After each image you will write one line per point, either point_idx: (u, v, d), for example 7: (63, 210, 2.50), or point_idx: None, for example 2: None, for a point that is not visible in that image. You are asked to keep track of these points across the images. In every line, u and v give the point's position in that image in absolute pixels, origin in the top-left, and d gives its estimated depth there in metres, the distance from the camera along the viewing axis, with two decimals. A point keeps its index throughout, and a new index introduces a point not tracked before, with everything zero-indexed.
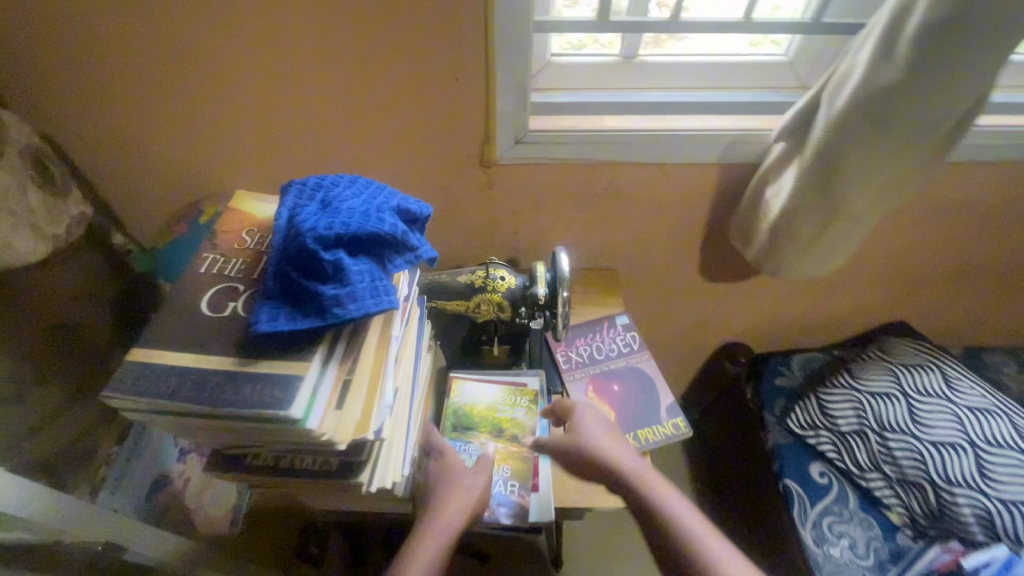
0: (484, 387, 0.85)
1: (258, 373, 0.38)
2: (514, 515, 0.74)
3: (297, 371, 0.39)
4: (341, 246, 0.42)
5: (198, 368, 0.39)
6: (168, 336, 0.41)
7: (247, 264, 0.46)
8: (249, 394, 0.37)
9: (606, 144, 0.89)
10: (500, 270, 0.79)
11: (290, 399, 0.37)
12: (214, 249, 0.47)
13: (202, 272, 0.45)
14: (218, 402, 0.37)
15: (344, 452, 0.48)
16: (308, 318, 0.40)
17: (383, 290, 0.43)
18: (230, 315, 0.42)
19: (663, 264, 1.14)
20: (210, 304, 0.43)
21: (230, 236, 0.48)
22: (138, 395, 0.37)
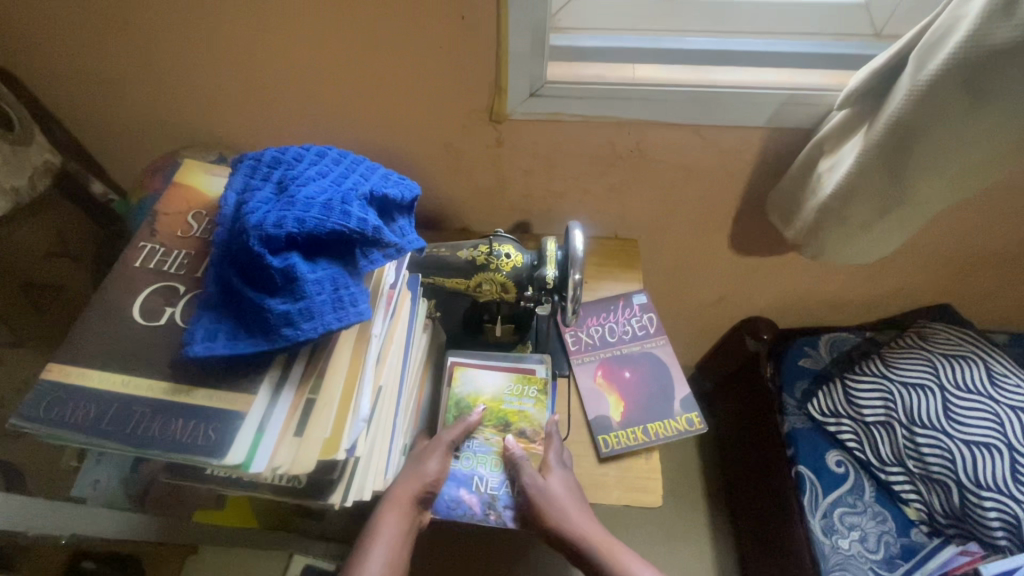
0: (488, 375, 0.78)
1: (191, 406, 0.36)
2: (519, 518, 0.70)
3: (236, 407, 0.37)
4: (295, 248, 0.35)
5: (125, 397, 0.36)
6: (97, 352, 0.37)
7: (193, 258, 0.42)
8: (179, 433, 0.36)
9: (635, 101, 0.76)
10: (505, 246, 0.70)
11: (226, 445, 0.35)
12: (153, 237, 0.42)
13: (139, 264, 0.41)
14: (142, 440, 0.35)
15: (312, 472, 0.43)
16: (253, 340, 0.33)
17: (348, 303, 0.35)
18: (167, 324, 0.39)
19: (689, 235, 1.04)
20: (144, 310, 0.39)
21: (173, 219, 0.44)
22: (58, 425, 0.35)
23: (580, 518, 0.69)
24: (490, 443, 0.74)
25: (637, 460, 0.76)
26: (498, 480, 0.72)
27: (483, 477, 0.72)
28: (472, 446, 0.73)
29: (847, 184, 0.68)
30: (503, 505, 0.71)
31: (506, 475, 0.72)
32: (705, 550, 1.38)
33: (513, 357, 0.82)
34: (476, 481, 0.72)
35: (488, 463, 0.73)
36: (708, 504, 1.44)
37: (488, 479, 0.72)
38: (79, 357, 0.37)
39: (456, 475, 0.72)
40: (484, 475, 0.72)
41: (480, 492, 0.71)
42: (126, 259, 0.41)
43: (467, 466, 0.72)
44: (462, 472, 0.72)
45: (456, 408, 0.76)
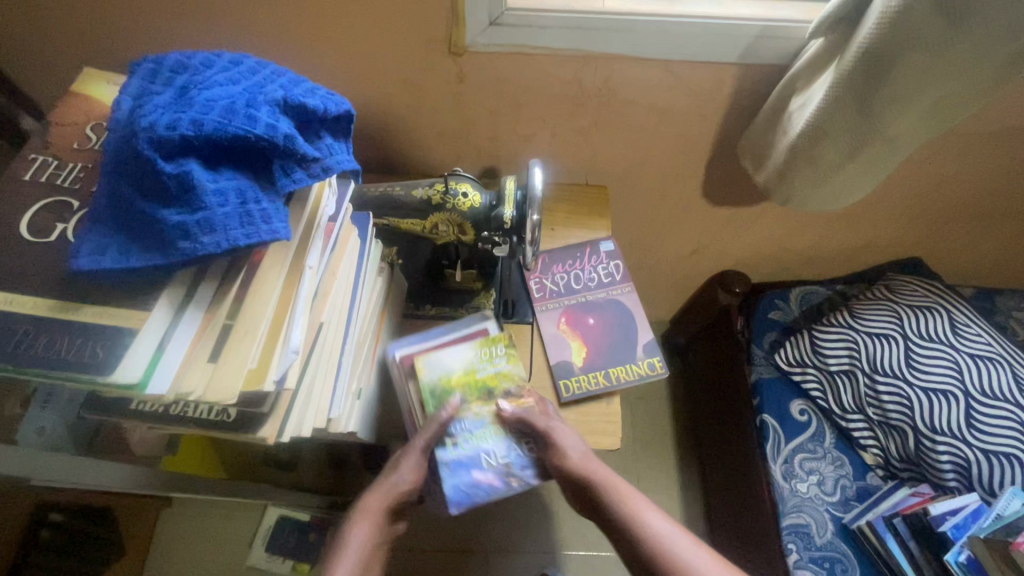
0: (452, 350, 0.73)
1: (78, 324, 0.34)
2: (540, 472, 0.69)
3: (128, 325, 0.34)
4: (193, 154, 0.32)
5: (4, 313, 0.34)
6: None
7: (89, 171, 0.39)
8: (63, 351, 0.33)
9: (601, 31, 0.72)
10: (462, 185, 0.67)
11: (114, 363, 0.33)
12: (45, 149, 0.40)
13: (27, 179, 0.38)
14: (22, 357, 0.32)
15: (238, 403, 0.41)
16: (146, 254, 0.31)
17: (257, 217, 0.33)
18: (56, 240, 0.36)
19: (661, 183, 1.01)
20: (31, 224, 0.36)
21: (69, 131, 0.41)
22: None
23: (597, 466, 0.68)
24: (483, 417, 0.71)
25: (598, 405, 0.76)
26: (505, 448, 0.69)
27: (490, 452, 0.69)
28: (467, 427, 0.70)
29: (819, 120, 0.66)
30: (521, 468, 0.69)
31: (512, 439, 0.70)
32: (673, 497, 1.42)
33: (462, 321, 0.78)
34: (485, 459, 0.69)
35: (489, 436, 0.70)
36: (678, 454, 1.47)
37: (496, 451, 0.69)
38: None
39: (463, 461, 0.68)
40: (492, 449, 0.69)
41: (492, 466, 0.69)
42: (15, 172, 0.38)
43: (470, 448, 0.69)
44: (467, 455, 0.69)
45: (433, 395, 0.71)
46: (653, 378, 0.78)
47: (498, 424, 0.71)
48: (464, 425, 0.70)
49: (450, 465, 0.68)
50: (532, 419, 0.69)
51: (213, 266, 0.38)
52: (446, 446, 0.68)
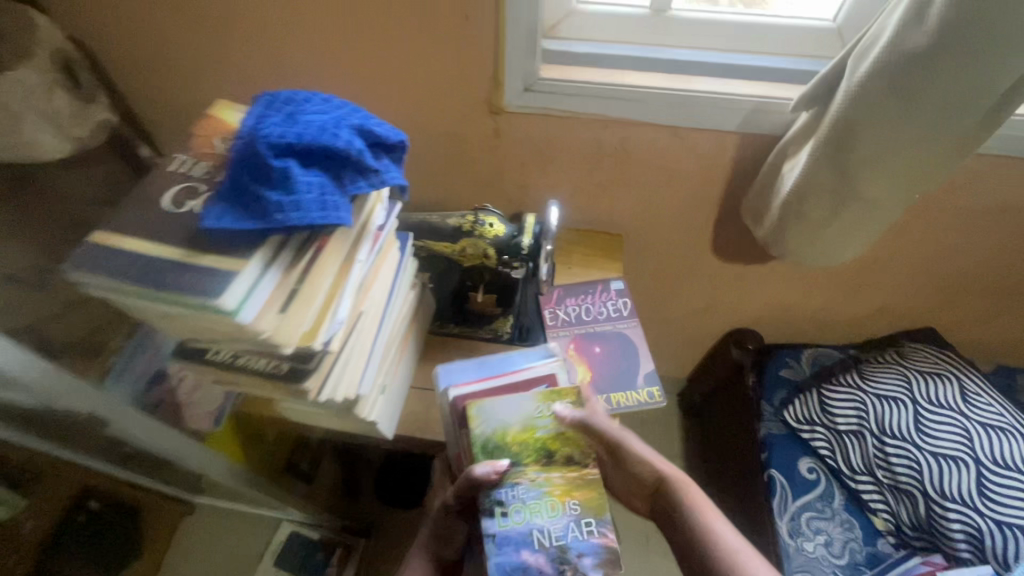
0: (510, 403, 0.71)
1: (197, 266, 0.42)
2: (601, 563, 0.64)
3: (234, 268, 0.42)
4: (293, 156, 0.44)
5: (147, 256, 0.42)
6: (131, 225, 0.44)
7: (213, 165, 0.48)
8: (185, 282, 0.41)
9: (618, 101, 0.85)
10: (489, 217, 0.79)
11: (222, 291, 0.41)
12: (186, 150, 0.50)
13: (172, 170, 0.48)
14: (159, 285, 0.41)
15: (292, 357, 0.51)
16: (252, 221, 0.43)
17: (332, 206, 0.44)
18: (186, 212, 0.45)
19: (674, 236, 1.11)
20: (170, 200, 0.46)
21: (203, 139, 0.51)
22: (95, 272, 0.42)
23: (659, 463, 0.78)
24: (538, 485, 0.68)
25: None
26: (561, 529, 0.65)
27: (543, 530, 0.65)
28: (518, 497, 0.67)
29: (806, 180, 0.75)
30: (579, 556, 0.65)
31: (571, 516, 0.66)
32: None
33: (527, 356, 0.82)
34: (537, 537, 0.65)
35: (544, 511, 0.67)
36: None
37: (550, 530, 0.65)
38: (120, 229, 0.44)
39: (512, 537, 0.65)
40: (545, 527, 0.65)
41: (546, 548, 0.65)
42: (164, 162, 0.50)
43: (520, 523, 0.66)
44: (517, 531, 0.65)
45: (485, 451, 0.69)
46: (652, 406, 0.84)
47: (555, 498, 0.67)
48: (516, 493, 0.67)
49: (497, 538, 0.65)
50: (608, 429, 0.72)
51: (298, 234, 0.46)
52: (494, 517, 0.66)
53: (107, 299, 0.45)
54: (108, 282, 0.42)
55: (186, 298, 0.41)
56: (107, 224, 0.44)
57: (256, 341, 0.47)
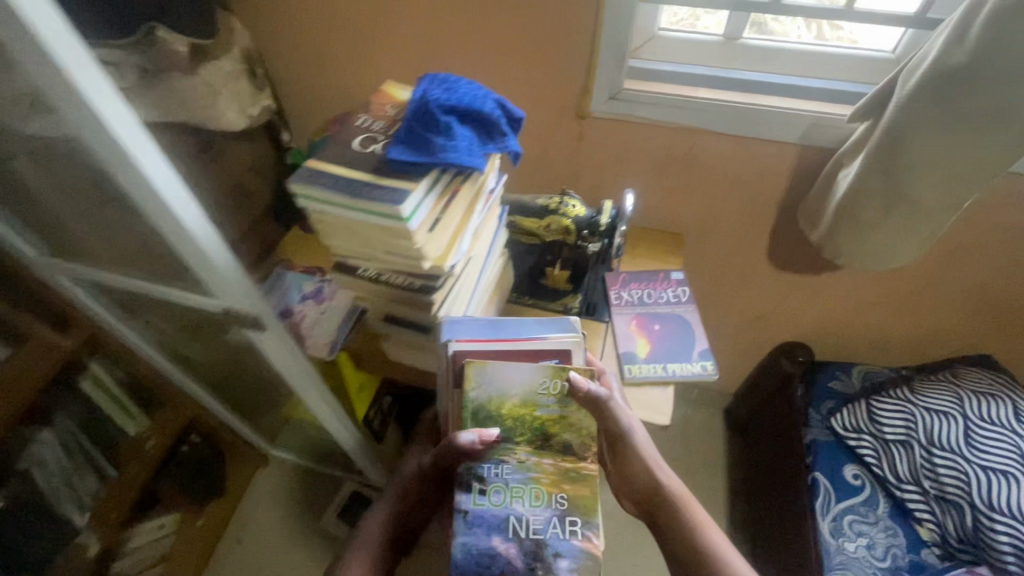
0: (513, 373, 0.72)
1: (383, 184, 0.56)
2: (576, 568, 0.65)
3: (407, 187, 0.56)
4: (452, 115, 0.59)
5: (348, 174, 0.57)
6: (333, 156, 0.60)
7: (388, 122, 0.64)
8: (376, 193, 0.55)
9: (691, 111, 0.98)
10: (573, 200, 0.93)
11: (402, 200, 0.54)
12: (367, 112, 0.66)
13: (358, 123, 0.64)
14: (357, 194, 0.55)
15: (426, 274, 0.65)
16: (422, 157, 0.57)
17: (476, 153, 0.59)
18: (371, 150, 0.60)
19: (732, 242, 1.20)
20: (358, 142, 0.62)
21: (378, 105, 0.67)
22: (311, 183, 0.57)
23: (658, 466, 0.81)
24: (525, 469, 0.70)
25: (654, 390, 0.92)
26: (540, 522, 0.67)
27: (521, 518, 0.67)
28: (499, 478, 0.69)
29: (858, 184, 0.84)
30: (555, 556, 0.66)
31: (552, 512, 0.67)
32: None
33: (541, 327, 0.80)
34: (514, 524, 0.67)
35: (527, 497, 0.68)
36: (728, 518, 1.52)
37: (528, 520, 0.67)
38: (328, 157, 0.60)
39: (486, 519, 0.67)
40: (523, 514, 0.67)
41: (520, 537, 0.66)
42: (351, 118, 0.65)
43: (499, 506, 0.68)
44: (495, 514, 0.67)
45: (478, 421, 0.72)
46: (705, 378, 0.93)
47: (542, 488, 0.69)
48: (498, 473, 0.69)
49: (470, 517, 0.67)
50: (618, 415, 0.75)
51: (449, 172, 0.60)
52: (471, 495, 0.68)
53: (309, 209, 0.60)
54: (323, 193, 0.57)
55: (381, 208, 0.55)
56: (312, 157, 0.61)
57: (409, 251, 0.61)
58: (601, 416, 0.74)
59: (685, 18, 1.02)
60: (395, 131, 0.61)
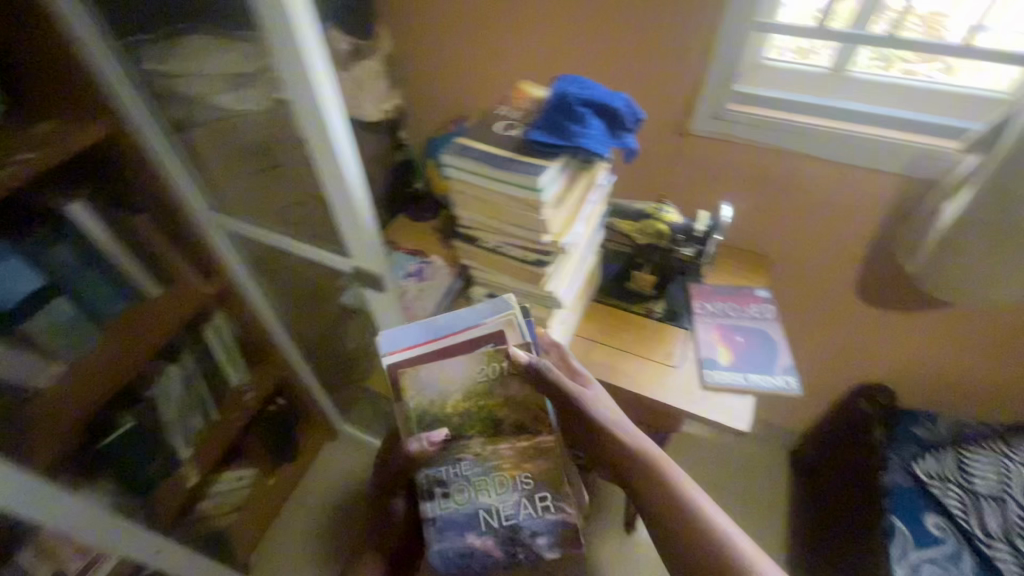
0: (450, 366, 0.79)
1: (522, 160, 0.65)
2: (552, 537, 0.82)
3: (543, 164, 0.64)
4: (585, 107, 0.67)
5: (492, 150, 0.66)
6: (478, 135, 0.69)
7: (525, 112, 0.73)
8: (516, 166, 0.64)
9: (791, 135, 1.02)
10: (668, 208, 0.99)
11: (538, 173, 0.63)
12: (506, 103, 0.76)
13: (499, 112, 0.74)
14: (500, 166, 0.64)
15: (541, 248, 0.73)
16: (558, 141, 0.65)
17: (604, 143, 0.66)
18: (511, 133, 0.69)
19: (818, 270, 1.21)
20: (500, 125, 0.71)
21: (515, 99, 0.76)
22: (461, 154, 0.66)
23: (622, 427, 0.79)
24: (480, 461, 0.82)
25: (734, 397, 0.93)
26: (505, 510, 0.81)
27: (488, 509, 0.81)
28: (460, 478, 0.82)
29: (964, 216, 0.85)
30: (531, 534, 0.81)
31: (513, 500, 0.82)
32: None
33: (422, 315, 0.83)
34: (483, 513, 0.81)
35: (491, 488, 0.82)
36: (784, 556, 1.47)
37: (494, 508, 0.81)
38: (475, 136, 0.69)
39: (460, 521, 0.81)
40: (490, 505, 0.81)
41: (490, 524, 0.81)
42: (492, 109, 0.74)
43: (466, 506, 0.82)
44: (465, 513, 0.81)
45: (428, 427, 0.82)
46: (788, 393, 0.93)
47: (505, 476, 0.82)
48: (459, 473, 0.82)
49: (443, 522, 0.81)
50: (557, 379, 0.77)
51: (576, 158, 0.68)
52: (438, 505, 0.81)
53: (452, 178, 0.69)
54: (468, 165, 0.66)
55: (520, 180, 0.63)
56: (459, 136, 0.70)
57: (533, 223, 0.68)
58: (544, 381, 0.77)
59: (793, 48, 1.06)
60: (532, 119, 0.70)
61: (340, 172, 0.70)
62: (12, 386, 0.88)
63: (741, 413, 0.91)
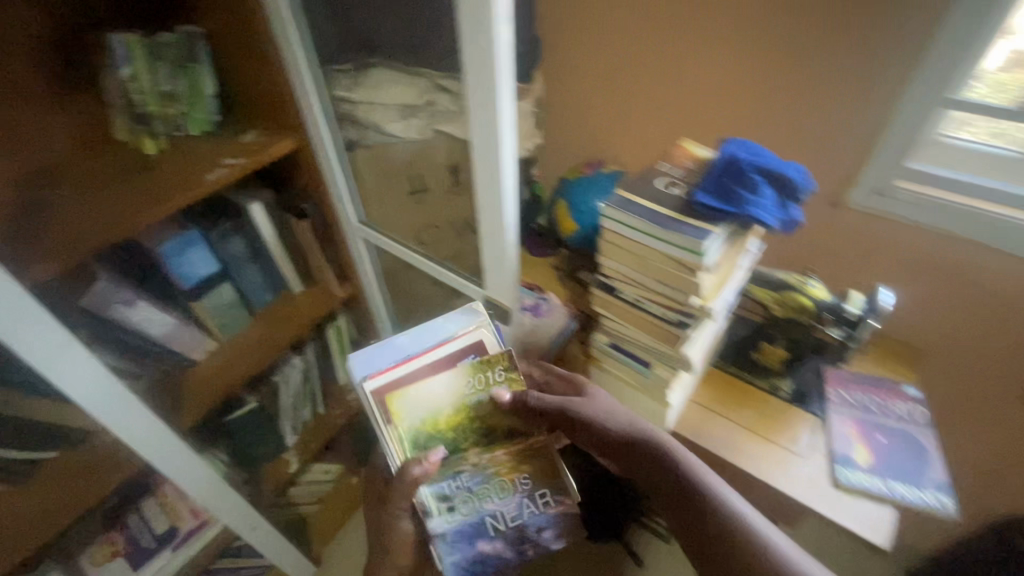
0: (435, 384, 0.81)
1: (685, 220, 0.64)
2: (557, 528, 0.83)
3: (707, 227, 0.63)
4: (758, 174, 0.65)
5: (654, 207, 0.66)
6: (638, 190, 0.70)
7: (688, 171, 0.72)
8: (679, 227, 0.63)
9: (972, 221, 0.91)
10: (814, 281, 0.92)
11: (703, 237, 0.61)
12: (666, 161, 0.75)
13: (659, 169, 0.73)
14: (661, 224, 0.64)
15: (684, 310, 0.71)
16: (726, 206, 0.63)
17: (775, 212, 0.64)
18: (672, 191, 0.68)
19: (981, 374, 1.05)
20: (661, 183, 0.70)
21: (675, 156, 0.75)
22: (620, 208, 0.67)
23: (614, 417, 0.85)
24: (478, 472, 0.81)
25: (872, 505, 0.83)
26: (507, 508, 0.82)
27: (494, 513, 0.81)
28: (462, 489, 0.81)
29: None
30: (537, 530, 0.82)
31: (515, 499, 0.82)
32: None
33: (401, 340, 0.88)
34: (489, 519, 0.81)
35: (494, 493, 0.82)
36: None
37: (500, 512, 0.81)
38: (635, 189, 0.70)
39: (470, 530, 0.81)
40: (496, 509, 0.81)
41: (498, 529, 0.81)
42: (652, 165, 0.74)
43: (471, 516, 0.81)
44: (473, 522, 0.81)
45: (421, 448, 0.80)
46: (941, 513, 0.81)
47: (504, 478, 0.82)
48: (460, 483, 0.81)
49: (453, 537, 0.80)
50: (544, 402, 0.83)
51: (740, 224, 0.66)
52: (445, 519, 0.80)
53: (605, 229, 0.70)
54: (627, 219, 0.67)
55: (690, 242, 0.62)
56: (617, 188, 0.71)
57: (684, 284, 0.67)
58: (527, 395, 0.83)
59: (984, 127, 0.95)
60: (697, 179, 0.69)
61: (501, 221, 0.83)
62: (175, 352, 1.00)
63: (882, 526, 0.81)
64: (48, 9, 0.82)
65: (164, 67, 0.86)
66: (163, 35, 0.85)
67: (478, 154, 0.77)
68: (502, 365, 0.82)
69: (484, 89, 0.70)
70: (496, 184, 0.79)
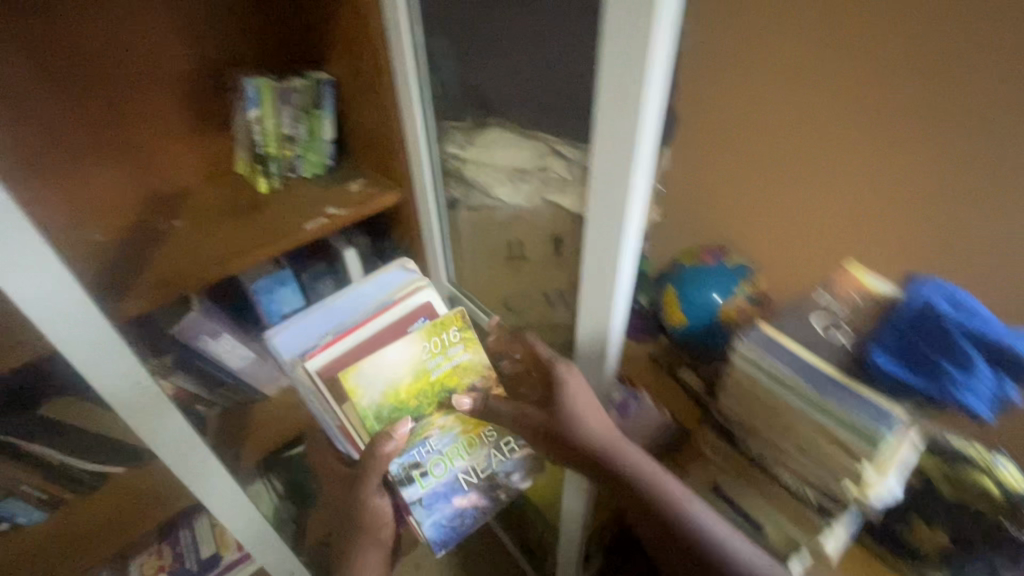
0: (392, 357, 0.72)
1: (851, 387, 0.60)
2: (522, 469, 0.85)
3: (880, 398, 0.58)
4: (956, 334, 0.57)
5: (812, 364, 0.63)
6: (794, 336, 0.68)
7: (857, 312, 0.67)
8: (844, 396, 0.60)
9: None
10: (1007, 461, 0.69)
11: (877, 415, 0.58)
12: (831, 292, 0.71)
13: (820, 304, 0.70)
14: (820, 390, 0.61)
15: (842, 470, 0.64)
16: (907, 377, 0.59)
17: (975, 384, 0.56)
18: (835, 341, 0.66)
19: None
20: (821, 327, 0.68)
21: (845, 287, 0.70)
22: (766, 357, 0.66)
23: (598, 424, 0.74)
24: (447, 432, 0.81)
25: None
26: (473, 462, 0.82)
27: (465, 469, 0.82)
28: (433, 449, 0.80)
29: None
30: (506, 475, 0.84)
31: (483, 450, 0.83)
32: None
33: (318, 309, 0.80)
34: (462, 476, 0.82)
35: (460, 451, 0.82)
36: None
37: (469, 464, 0.82)
38: (786, 333, 0.67)
39: (441, 491, 0.81)
40: (467, 465, 0.82)
41: (472, 484, 0.82)
42: (811, 295, 0.71)
43: (443, 476, 0.81)
44: (444, 484, 0.81)
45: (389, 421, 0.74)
46: None
47: (471, 434, 0.82)
48: (428, 446, 0.80)
49: (426, 502, 0.80)
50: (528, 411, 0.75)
51: (927, 391, 0.58)
52: (418, 484, 0.79)
53: (744, 370, 0.69)
54: (775, 369, 0.65)
55: (848, 416, 0.60)
56: (764, 323, 0.69)
57: (845, 449, 0.62)
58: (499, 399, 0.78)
59: None
60: (871, 330, 0.65)
61: (608, 312, 0.72)
62: (251, 385, 0.99)
63: None
64: (196, 47, 0.82)
65: (290, 111, 0.86)
66: (296, 80, 0.85)
67: (594, 250, 0.68)
68: (458, 325, 0.77)
69: (615, 190, 0.61)
70: (608, 285, 0.70)
